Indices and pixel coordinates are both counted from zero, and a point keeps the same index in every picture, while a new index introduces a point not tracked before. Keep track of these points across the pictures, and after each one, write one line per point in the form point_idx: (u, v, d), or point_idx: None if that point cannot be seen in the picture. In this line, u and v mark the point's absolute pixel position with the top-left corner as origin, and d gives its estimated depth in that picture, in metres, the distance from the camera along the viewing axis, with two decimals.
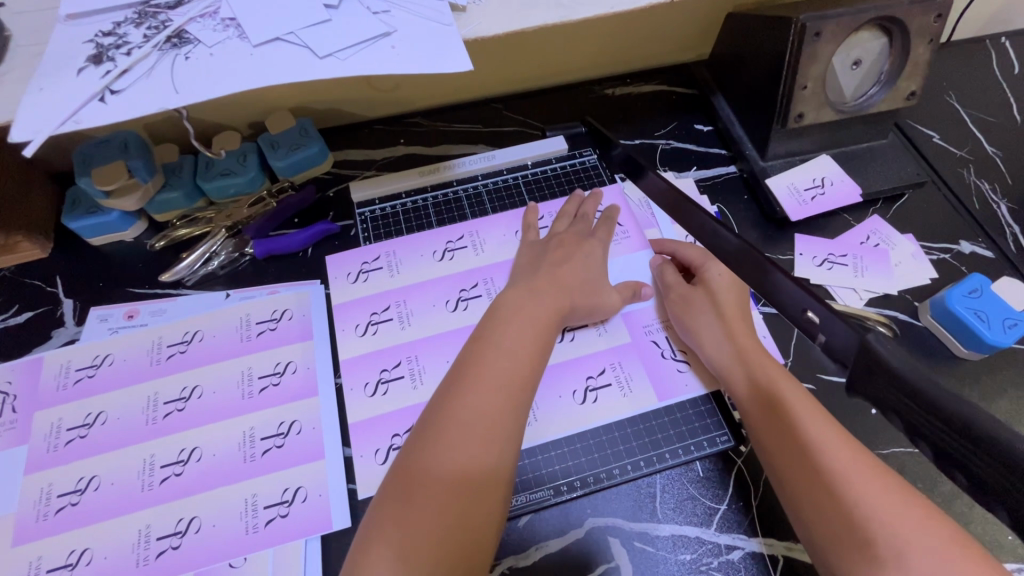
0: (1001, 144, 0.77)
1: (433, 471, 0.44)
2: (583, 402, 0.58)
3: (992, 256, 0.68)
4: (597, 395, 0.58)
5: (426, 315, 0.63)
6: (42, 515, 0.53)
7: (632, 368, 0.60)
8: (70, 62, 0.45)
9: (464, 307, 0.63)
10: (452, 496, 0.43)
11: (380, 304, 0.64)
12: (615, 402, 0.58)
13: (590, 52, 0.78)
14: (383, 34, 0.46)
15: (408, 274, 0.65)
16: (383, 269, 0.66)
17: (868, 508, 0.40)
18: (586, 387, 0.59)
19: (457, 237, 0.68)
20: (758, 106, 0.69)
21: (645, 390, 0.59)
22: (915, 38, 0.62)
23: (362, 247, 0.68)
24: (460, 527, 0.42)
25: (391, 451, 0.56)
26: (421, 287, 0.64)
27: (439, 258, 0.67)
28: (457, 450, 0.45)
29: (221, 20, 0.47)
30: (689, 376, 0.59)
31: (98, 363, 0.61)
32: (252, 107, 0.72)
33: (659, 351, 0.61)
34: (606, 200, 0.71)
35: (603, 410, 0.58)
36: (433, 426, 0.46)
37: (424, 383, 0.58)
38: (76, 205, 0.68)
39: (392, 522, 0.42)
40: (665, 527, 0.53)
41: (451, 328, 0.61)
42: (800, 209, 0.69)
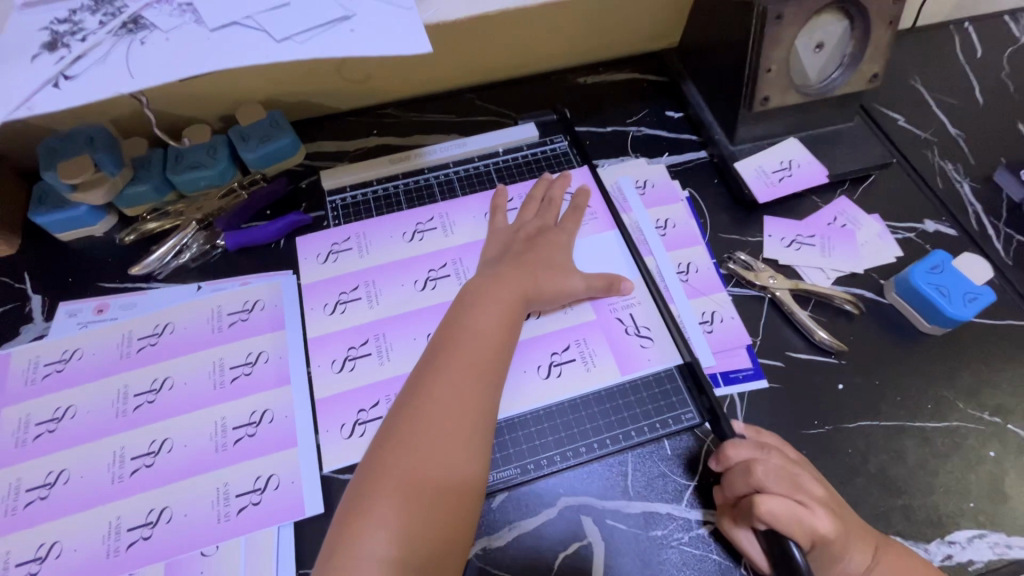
0: (964, 125, 0.78)
1: (405, 472, 0.43)
2: (546, 377, 0.58)
3: (955, 234, 0.69)
4: (561, 370, 0.59)
5: (395, 296, 0.63)
6: (11, 509, 0.53)
7: (596, 344, 0.60)
8: (24, 50, 0.44)
9: (432, 287, 0.63)
10: (425, 495, 0.43)
11: (349, 285, 0.64)
12: (579, 376, 0.58)
13: (561, 41, 0.79)
14: (342, 18, 0.46)
15: (378, 255, 0.66)
16: (352, 251, 0.66)
17: None
18: (550, 362, 0.59)
19: (428, 219, 0.68)
20: (725, 90, 0.70)
21: (610, 364, 0.59)
22: (875, 20, 0.64)
23: (332, 229, 0.68)
24: (440, 489, 0.43)
25: (358, 426, 0.56)
26: (391, 269, 0.65)
27: (410, 239, 0.67)
28: (428, 448, 0.44)
29: (178, 5, 0.46)
30: (652, 351, 0.60)
31: (67, 358, 0.60)
32: (222, 99, 0.72)
33: (624, 327, 0.61)
34: (574, 183, 0.70)
35: (566, 385, 0.58)
36: (404, 426, 0.46)
37: (392, 360, 0.59)
38: (43, 200, 0.67)
39: (365, 524, 0.42)
40: (637, 504, 0.53)
41: (422, 311, 0.61)
42: (768, 191, 0.70)
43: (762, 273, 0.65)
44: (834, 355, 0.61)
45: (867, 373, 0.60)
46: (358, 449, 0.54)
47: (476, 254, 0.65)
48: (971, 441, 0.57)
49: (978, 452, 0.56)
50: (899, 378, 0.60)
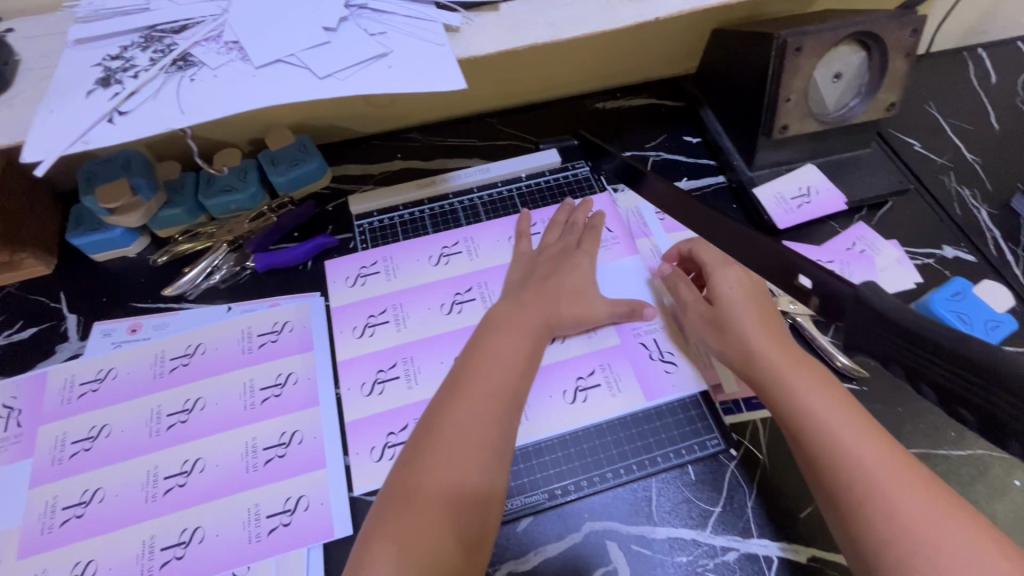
0: (980, 151, 0.79)
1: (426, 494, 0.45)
2: (573, 401, 0.59)
3: (974, 260, 0.69)
4: (586, 395, 0.59)
5: (422, 318, 0.64)
6: (48, 527, 0.54)
7: (620, 369, 0.61)
8: (79, 85, 0.47)
9: (458, 310, 0.64)
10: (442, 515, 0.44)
11: (377, 308, 0.65)
12: (604, 401, 0.59)
13: (581, 68, 0.81)
14: (379, 55, 0.48)
15: (404, 278, 0.67)
16: (380, 274, 0.68)
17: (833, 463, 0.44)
18: (575, 387, 0.60)
19: (452, 243, 0.70)
20: (744, 118, 0.72)
21: (634, 390, 0.60)
22: (892, 51, 0.65)
23: (360, 253, 0.70)
24: (465, 489, 0.45)
25: (387, 449, 0.57)
26: (417, 291, 0.66)
27: (436, 263, 0.68)
28: (455, 447, 0.46)
29: (225, 43, 0.48)
30: (677, 376, 0.60)
31: (102, 377, 0.61)
32: (252, 124, 0.74)
33: (648, 352, 0.62)
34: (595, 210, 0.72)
35: (592, 410, 0.59)
36: (426, 448, 0.47)
37: (419, 383, 0.60)
38: (80, 222, 0.69)
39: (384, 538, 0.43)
40: (661, 530, 0.54)
41: (448, 334, 0.63)
42: (787, 217, 0.71)
43: (783, 299, 0.64)
44: (855, 381, 0.61)
45: (890, 400, 0.60)
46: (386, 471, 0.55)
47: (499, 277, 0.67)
48: (996, 469, 0.57)
49: (1004, 481, 0.56)
50: (922, 404, 0.60)
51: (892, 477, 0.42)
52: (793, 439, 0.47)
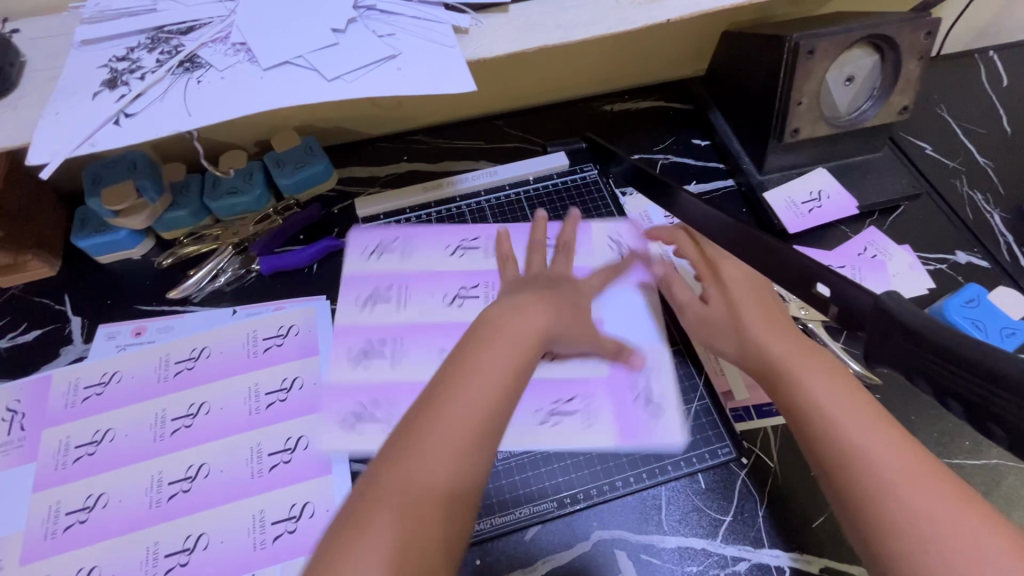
0: (993, 155, 0.78)
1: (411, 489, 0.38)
2: (551, 425, 0.57)
3: (987, 265, 0.69)
4: (558, 420, 0.57)
5: (422, 305, 0.64)
6: (51, 533, 0.53)
7: (600, 402, 0.57)
8: (85, 87, 0.46)
9: (459, 304, 0.64)
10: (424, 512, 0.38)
11: (382, 283, 0.65)
12: (575, 431, 0.56)
13: (588, 70, 0.80)
14: (388, 57, 0.48)
15: (416, 261, 0.67)
16: (389, 303, 0.64)
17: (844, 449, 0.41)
18: (550, 410, 0.57)
19: (474, 237, 0.69)
20: (754, 120, 0.71)
21: (611, 427, 0.56)
22: (906, 54, 0.64)
23: (366, 279, 0.66)
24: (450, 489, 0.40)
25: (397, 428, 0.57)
26: (425, 277, 0.66)
27: (450, 254, 0.67)
28: (445, 439, 0.40)
29: (232, 45, 0.48)
30: (659, 428, 0.57)
31: (106, 381, 0.61)
32: (258, 125, 0.74)
33: (633, 393, 0.58)
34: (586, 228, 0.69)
35: (560, 437, 0.56)
36: (416, 432, 0.41)
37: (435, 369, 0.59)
38: (85, 224, 0.69)
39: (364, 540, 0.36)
40: (671, 540, 0.53)
41: (442, 325, 0.62)
42: (797, 222, 0.70)
43: (793, 305, 0.64)
44: (866, 388, 0.60)
45: (902, 407, 0.59)
46: None
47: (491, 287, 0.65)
48: (1011, 479, 0.56)
49: (1019, 491, 0.55)
50: (935, 412, 0.59)
51: (903, 474, 0.39)
52: (802, 433, 0.44)
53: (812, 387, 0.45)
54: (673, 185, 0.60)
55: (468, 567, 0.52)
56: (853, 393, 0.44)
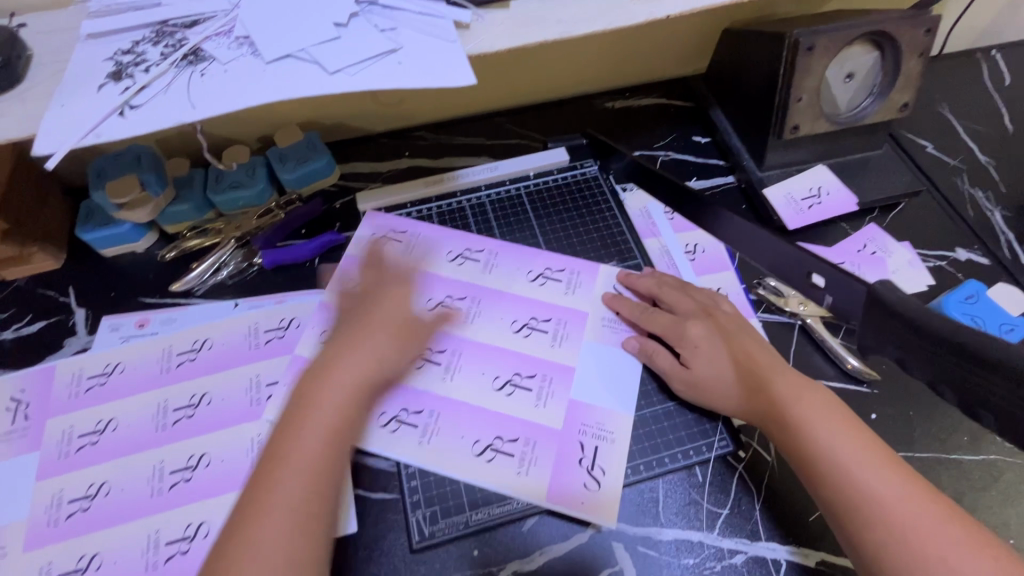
0: (994, 153, 0.78)
1: (281, 497, 0.41)
2: (485, 460, 0.55)
3: (988, 263, 0.69)
4: (494, 456, 0.55)
5: None
6: (53, 520, 0.54)
7: (543, 451, 0.55)
8: (91, 79, 0.47)
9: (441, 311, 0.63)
10: (302, 518, 0.41)
11: None
12: (506, 473, 0.54)
13: (589, 67, 0.81)
14: (389, 51, 0.48)
15: (417, 257, 0.68)
16: None
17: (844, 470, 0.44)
18: (489, 443, 0.56)
19: (479, 249, 0.68)
20: (754, 117, 0.71)
21: (544, 477, 0.54)
22: (906, 51, 0.64)
23: (366, 262, 0.67)
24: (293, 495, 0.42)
25: (395, 420, 0.57)
26: (420, 276, 0.66)
27: (453, 260, 0.67)
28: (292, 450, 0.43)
29: (235, 38, 0.48)
30: (589, 497, 0.54)
31: (109, 372, 0.62)
32: (261, 121, 0.75)
33: (581, 454, 0.55)
34: (558, 266, 0.67)
35: (486, 475, 0.54)
36: (280, 442, 0.44)
37: (454, 378, 0.59)
38: (90, 217, 0.70)
39: (249, 547, 0.39)
40: (668, 532, 0.53)
41: None
42: (797, 218, 0.70)
43: (793, 300, 0.64)
44: (865, 384, 0.60)
45: (901, 403, 0.59)
46: (381, 439, 0.56)
47: (508, 304, 0.64)
48: (1010, 475, 0.56)
49: (1017, 487, 0.55)
50: (934, 408, 0.59)
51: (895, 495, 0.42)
52: (802, 460, 0.47)
53: (809, 423, 0.48)
54: (673, 180, 0.61)
55: (465, 558, 0.52)
56: (848, 427, 0.47)
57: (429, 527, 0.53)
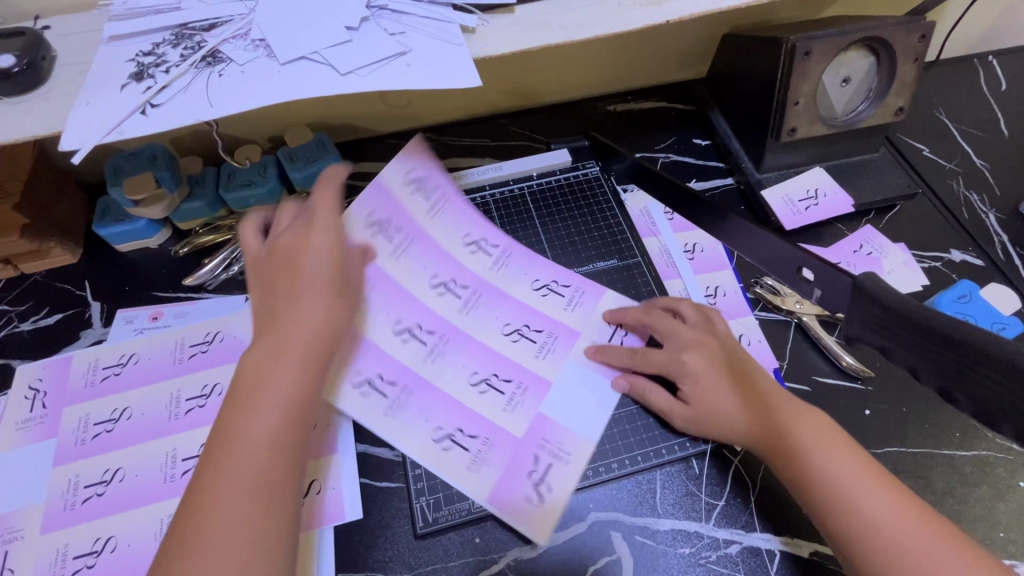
0: (989, 157, 0.79)
1: (234, 482, 0.40)
2: (443, 448, 0.56)
3: (981, 264, 0.70)
4: (449, 447, 0.56)
5: (414, 269, 0.64)
6: (70, 504, 0.56)
7: (496, 454, 0.56)
8: (114, 80, 0.49)
9: (441, 293, 0.63)
10: (263, 504, 0.40)
11: (396, 222, 0.64)
12: (457, 467, 0.55)
13: (592, 71, 0.83)
14: (399, 53, 0.50)
15: (435, 225, 0.66)
16: (389, 242, 0.63)
17: (854, 503, 0.45)
18: (450, 433, 0.56)
19: (493, 243, 0.68)
20: (753, 121, 0.73)
21: (489, 480, 0.55)
22: (900, 56, 0.66)
23: (390, 205, 0.64)
24: (256, 483, 0.40)
25: (370, 386, 0.57)
26: (434, 248, 0.65)
27: (466, 245, 0.67)
28: (251, 433, 0.42)
29: (252, 41, 0.51)
30: (529, 509, 0.54)
31: (124, 362, 0.63)
32: (272, 121, 0.77)
33: (534, 466, 0.55)
34: (562, 281, 0.66)
35: (439, 462, 0.55)
36: (227, 426, 0.43)
37: (435, 365, 0.59)
38: (106, 213, 0.72)
39: (205, 541, 0.38)
40: (665, 522, 0.55)
41: (418, 302, 0.62)
42: (794, 219, 0.72)
43: (789, 298, 0.66)
44: (860, 381, 0.62)
45: (895, 400, 0.61)
46: (353, 400, 0.56)
47: (499, 305, 0.64)
48: (1001, 471, 0.57)
49: (1008, 482, 0.56)
50: (927, 405, 0.60)
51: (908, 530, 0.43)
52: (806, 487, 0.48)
53: (817, 454, 0.48)
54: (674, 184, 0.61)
55: (468, 545, 0.54)
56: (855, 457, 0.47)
57: (433, 514, 0.55)
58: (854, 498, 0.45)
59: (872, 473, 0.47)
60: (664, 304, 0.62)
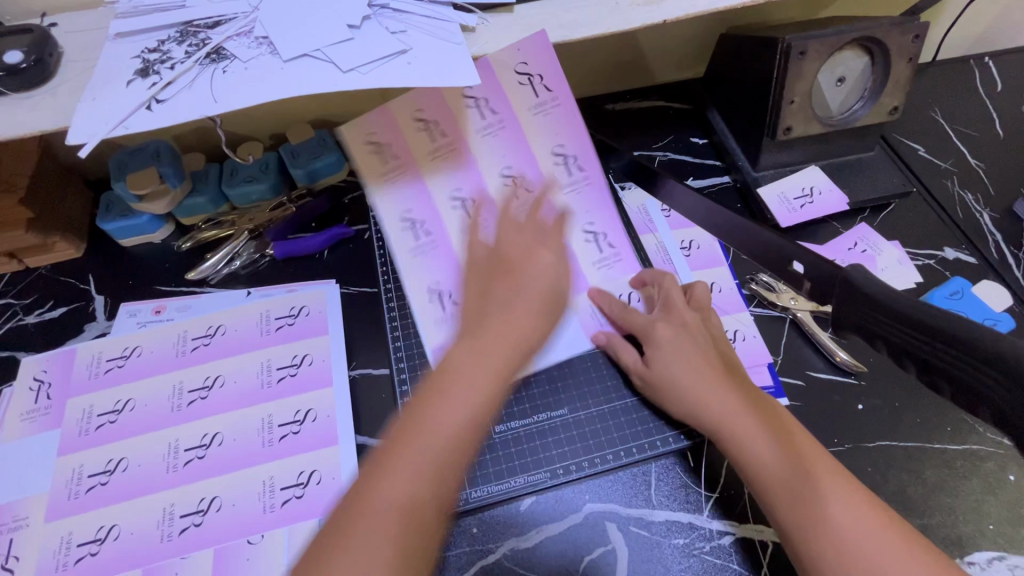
0: (984, 157, 0.80)
1: (403, 482, 0.39)
2: (429, 299, 0.64)
3: (975, 262, 0.71)
4: (435, 299, 0.64)
5: (489, 152, 0.66)
6: (74, 493, 0.57)
7: None
8: (119, 76, 0.50)
9: (502, 182, 0.66)
10: (417, 515, 0.39)
11: (497, 106, 0.65)
12: (429, 316, 0.63)
13: (591, 70, 0.84)
14: (400, 51, 0.51)
15: (532, 122, 0.66)
16: (476, 112, 0.65)
17: (824, 504, 0.46)
18: (442, 291, 0.64)
19: (580, 168, 0.68)
20: (749, 120, 0.74)
21: (442, 338, 0.62)
22: (895, 56, 0.67)
23: (509, 90, 0.64)
24: (418, 493, 0.39)
25: (407, 218, 0.65)
26: (517, 141, 0.66)
27: (554, 155, 0.68)
28: (432, 438, 0.41)
29: (255, 38, 0.51)
30: None
31: (128, 355, 0.64)
32: (275, 118, 0.78)
33: None
34: (611, 240, 0.67)
35: (419, 302, 0.64)
36: (409, 420, 0.42)
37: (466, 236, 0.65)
38: (110, 208, 0.73)
39: (358, 536, 0.37)
40: (660, 513, 0.56)
41: (476, 173, 0.66)
42: (790, 216, 0.72)
43: (784, 295, 0.67)
44: (854, 376, 0.63)
45: (888, 395, 0.61)
46: (395, 229, 0.65)
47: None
48: (991, 464, 0.58)
49: (998, 475, 0.57)
50: (919, 400, 0.61)
51: (870, 540, 0.44)
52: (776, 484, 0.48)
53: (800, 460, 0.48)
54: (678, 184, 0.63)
55: (465, 535, 0.55)
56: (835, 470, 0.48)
57: None
58: (823, 501, 0.46)
59: (850, 488, 0.47)
60: (675, 282, 0.63)
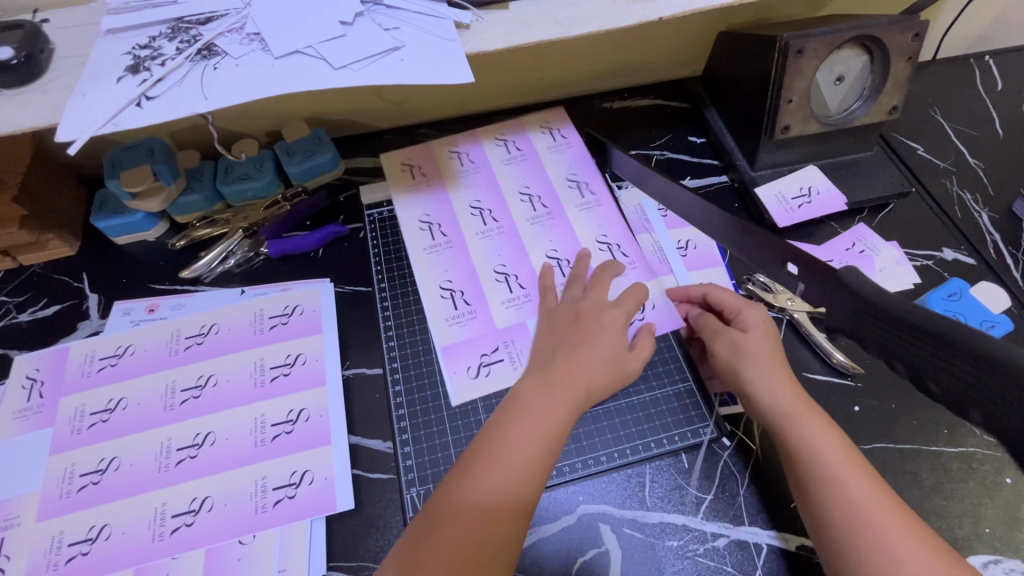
0: (983, 157, 0.80)
1: (489, 486, 0.46)
2: (442, 297, 0.67)
3: (973, 263, 0.70)
4: (444, 293, 0.67)
5: (511, 177, 0.76)
6: (66, 492, 0.56)
7: (473, 326, 0.65)
8: (109, 72, 0.49)
9: (523, 200, 0.74)
10: (494, 514, 0.45)
11: (520, 146, 0.79)
12: (439, 310, 0.66)
13: (588, 68, 0.83)
14: (393, 48, 0.50)
15: (549, 158, 0.77)
16: (501, 151, 0.78)
17: (869, 522, 0.45)
18: (452, 287, 0.67)
19: (593, 189, 0.75)
20: (746, 119, 0.73)
21: (453, 333, 0.64)
22: (894, 55, 0.66)
23: (533, 139, 0.79)
24: (499, 497, 0.46)
25: (425, 223, 0.73)
26: (535, 170, 0.76)
27: (569, 181, 0.75)
28: (516, 451, 0.48)
29: (246, 35, 0.51)
30: (461, 377, 0.62)
31: (120, 353, 0.64)
32: (270, 116, 0.77)
33: (490, 352, 0.63)
34: (623, 249, 0.70)
35: (429, 296, 0.67)
36: (495, 432, 0.50)
37: (481, 239, 0.71)
38: (104, 206, 0.72)
39: (445, 526, 0.45)
40: (654, 515, 0.55)
41: (496, 190, 0.75)
42: (787, 216, 0.72)
43: (781, 295, 0.66)
44: (849, 377, 0.62)
45: (884, 396, 0.61)
46: (415, 233, 0.72)
47: (561, 232, 0.71)
48: (988, 467, 0.57)
49: (995, 478, 0.57)
50: (915, 402, 0.61)
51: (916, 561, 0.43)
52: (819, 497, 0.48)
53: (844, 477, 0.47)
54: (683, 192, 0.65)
55: None
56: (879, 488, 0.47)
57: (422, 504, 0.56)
58: (868, 517, 0.45)
59: (894, 508, 0.46)
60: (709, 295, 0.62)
